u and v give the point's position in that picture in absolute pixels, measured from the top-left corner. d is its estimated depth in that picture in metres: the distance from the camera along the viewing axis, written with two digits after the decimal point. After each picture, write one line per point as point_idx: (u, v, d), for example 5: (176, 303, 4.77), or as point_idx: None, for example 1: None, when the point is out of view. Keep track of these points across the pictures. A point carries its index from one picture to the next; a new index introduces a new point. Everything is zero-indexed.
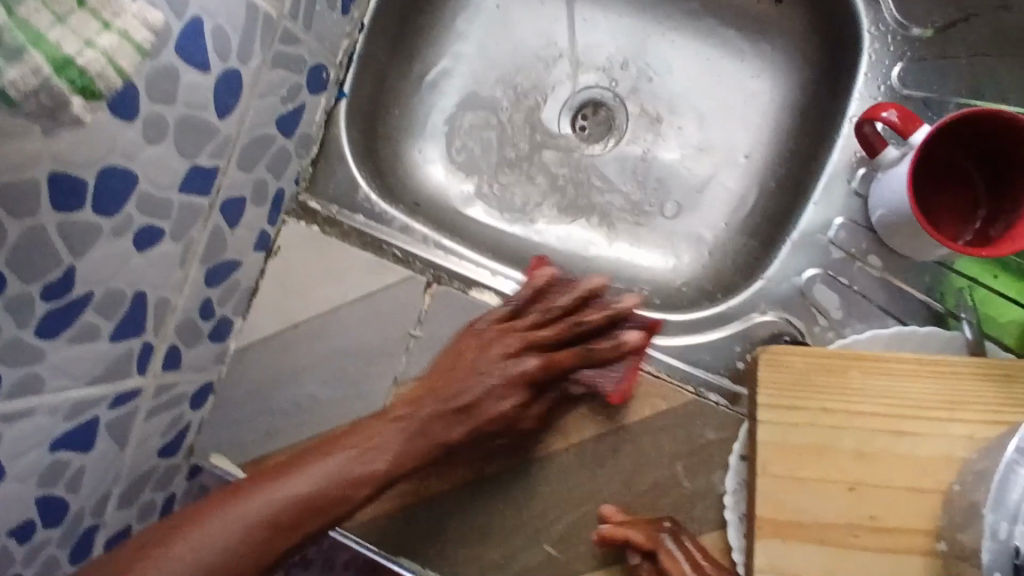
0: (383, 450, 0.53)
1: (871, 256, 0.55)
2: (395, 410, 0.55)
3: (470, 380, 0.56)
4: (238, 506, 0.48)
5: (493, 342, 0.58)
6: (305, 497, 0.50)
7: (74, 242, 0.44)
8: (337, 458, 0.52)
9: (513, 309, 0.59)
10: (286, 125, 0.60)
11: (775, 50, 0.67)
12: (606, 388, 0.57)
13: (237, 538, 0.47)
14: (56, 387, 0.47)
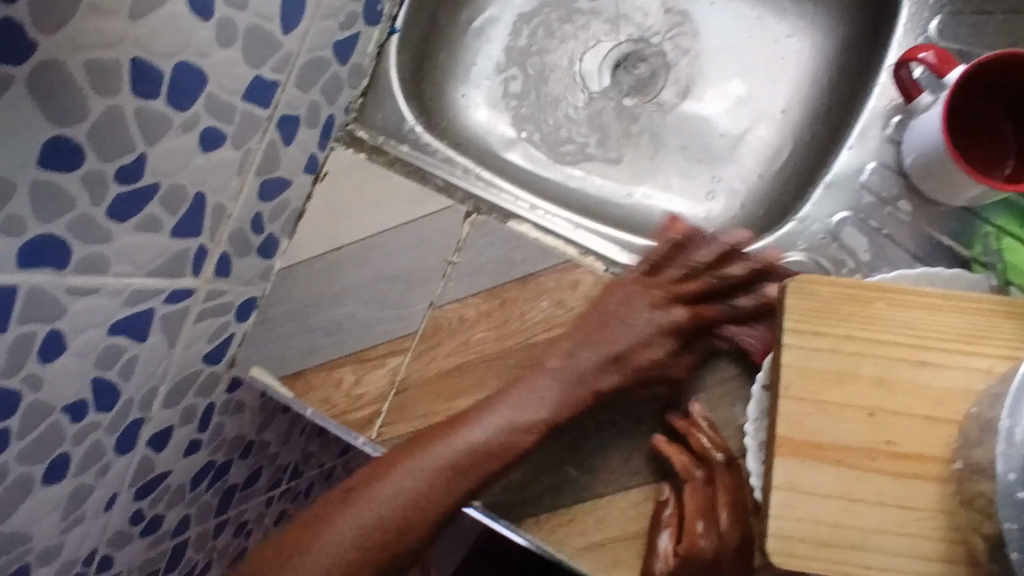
0: (512, 424, 0.55)
1: (902, 201, 0.57)
2: (544, 370, 0.57)
3: (597, 346, 0.57)
4: (410, 469, 0.54)
5: (639, 295, 0.59)
6: (452, 463, 0.54)
7: (147, 130, 0.47)
8: (481, 423, 0.55)
9: (651, 265, 0.60)
10: (342, 52, 0.63)
11: (816, 9, 0.69)
12: (751, 347, 0.57)
13: (411, 498, 0.53)
14: (120, 271, 0.50)
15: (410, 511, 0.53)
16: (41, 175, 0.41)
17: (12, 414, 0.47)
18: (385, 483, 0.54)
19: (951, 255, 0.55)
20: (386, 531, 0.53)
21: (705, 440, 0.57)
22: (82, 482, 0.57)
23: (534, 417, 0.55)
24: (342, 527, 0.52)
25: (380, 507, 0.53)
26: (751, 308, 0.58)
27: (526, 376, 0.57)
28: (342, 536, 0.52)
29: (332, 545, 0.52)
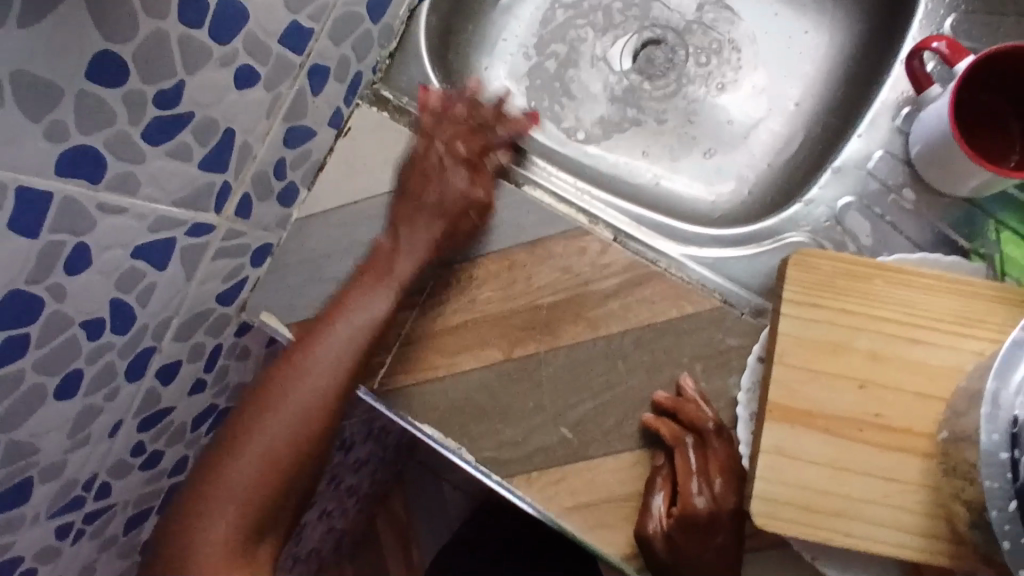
0: (349, 343, 0.63)
1: (906, 190, 0.59)
2: (343, 313, 0.64)
3: (438, 188, 0.65)
4: (275, 403, 0.61)
5: (449, 164, 0.66)
6: (291, 387, 0.62)
7: (188, 58, 0.49)
8: (309, 364, 0.62)
9: (427, 138, 0.67)
10: (375, 10, 0.65)
11: (835, 6, 0.71)
12: (512, 135, 0.70)
13: (287, 431, 0.61)
14: (148, 195, 0.52)
15: (296, 449, 0.61)
16: (87, 87, 0.44)
17: (34, 321, 0.49)
18: (264, 423, 0.61)
19: (950, 245, 0.57)
20: (287, 463, 0.61)
21: (698, 407, 0.57)
22: (90, 403, 0.58)
23: (337, 346, 0.62)
24: (250, 461, 0.60)
25: (274, 444, 0.60)
26: (496, 122, 0.70)
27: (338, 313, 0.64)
28: (246, 470, 0.60)
29: (239, 476, 0.60)
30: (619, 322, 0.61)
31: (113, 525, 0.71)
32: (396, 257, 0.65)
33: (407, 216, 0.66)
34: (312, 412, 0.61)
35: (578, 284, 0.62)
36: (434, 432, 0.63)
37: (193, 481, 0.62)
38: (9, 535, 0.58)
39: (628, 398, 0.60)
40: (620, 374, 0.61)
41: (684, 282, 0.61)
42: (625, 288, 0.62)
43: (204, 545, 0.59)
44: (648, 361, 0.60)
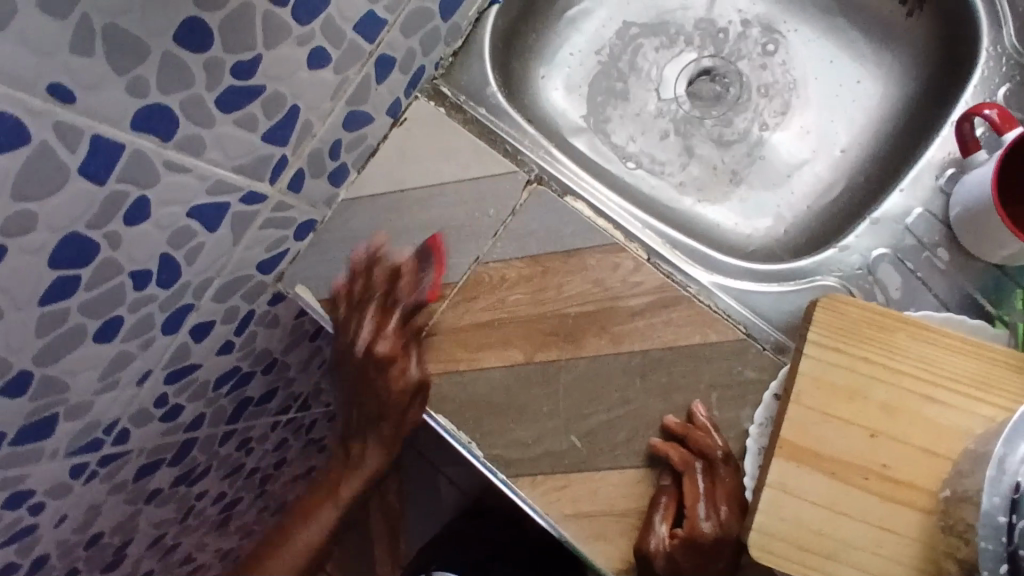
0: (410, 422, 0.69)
1: (940, 249, 0.60)
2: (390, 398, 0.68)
3: (405, 370, 0.66)
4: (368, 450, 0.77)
5: (364, 331, 0.69)
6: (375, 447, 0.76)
7: (269, 33, 0.51)
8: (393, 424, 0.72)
9: (348, 284, 0.70)
10: (447, 9, 0.67)
11: (893, 59, 0.72)
12: (424, 292, 0.68)
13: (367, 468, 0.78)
14: (211, 158, 0.54)
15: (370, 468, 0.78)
16: (173, 50, 0.46)
17: (88, 263, 0.51)
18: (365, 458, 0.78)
19: (976, 308, 0.58)
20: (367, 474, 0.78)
21: (708, 435, 0.59)
22: (125, 350, 0.60)
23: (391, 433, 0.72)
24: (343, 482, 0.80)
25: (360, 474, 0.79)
26: (408, 292, 0.68)
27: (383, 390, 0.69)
28: (358, 481, 0.79)
29: (337, 496, 0.80)
30: (642, 340, 0.63)
31: (125, 470, 0.73)
32: (392, 376, 0.67)
33: (394, 341, 0.67)
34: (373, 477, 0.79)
35: (607, 297, 0.64)
36: (447, 424, 0.65)
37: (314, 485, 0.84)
38: (29, 465, 0.60)
39: (642, 417, 0.62)
40: (637, 391, 0.62)
41: (712, 311, 0.62)
42: (651, 309, 0.63)
43: (314, 522, 0.81)
44: (665, 383, 0.62)
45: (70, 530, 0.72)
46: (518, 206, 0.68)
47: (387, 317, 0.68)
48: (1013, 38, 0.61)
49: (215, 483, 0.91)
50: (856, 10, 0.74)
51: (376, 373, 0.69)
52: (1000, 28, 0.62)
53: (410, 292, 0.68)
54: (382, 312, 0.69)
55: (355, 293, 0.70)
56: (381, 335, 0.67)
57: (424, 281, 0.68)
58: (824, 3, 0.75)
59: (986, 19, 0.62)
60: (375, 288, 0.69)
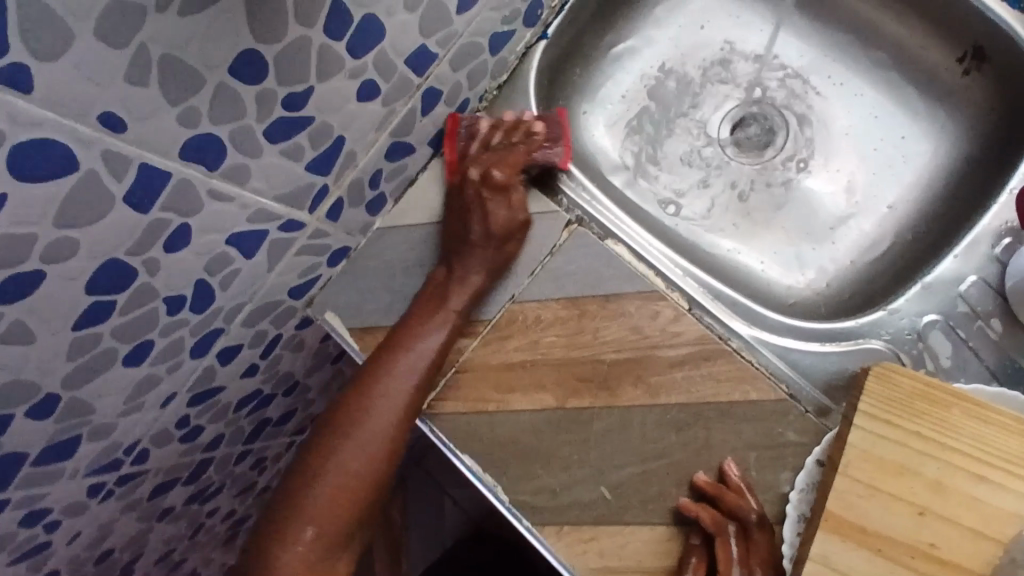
0: (414, 371, 0.63)
1: (994, 319, 0.57)
2: (408, 348, 0.64)
3: (484, 216, 0.65)
4: (341, 437, 0.62)
5: (476, 210, 0.66)
6: (402, 370, 0.63)
7: (322, 67, 0.50)
8: (379, 404, 0.62)
9: (490, 126, 0.69)
10: (496, 43, 0.66)
11: (947, 118, 0.70)
12: (556, 160, 0.69)
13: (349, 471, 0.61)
14: (255, 187, 0.54)
15: (354, 485, 0.61)
16: (227, 81, 0.45)
17: (124, 289, 0.50)
18: (337, 458, 0.61)
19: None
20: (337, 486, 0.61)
21: (741, 496, 0.57)
22: (152, 373, 0.59)
23: (405, 385, 0.63)
24: (319, 493, 0.61)
25: (332, 490, 0.61)
26: (535, 146, 0.69)
27: (400, 350, 0.64)
28: (358, 452, 0.62)
29: (355, 458, 0.61)
30: (679, 393, 0.61)
31: (141, 490, 0.72)
32: (451, 287, 0.65)
33: (490, 203, 0.66)
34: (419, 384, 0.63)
35: (644, 345, 0.63)
36: (472, 464, 0.63)
37: (277, 506, 0.62)
38: (48, 486, 0.59)
39: (675, 473, 0.60)
40: (671, 444, 0.61)
41: (752, 366, 0.60)
42: (690, 361, 0.61)
43: (314, 517, 0.60)
44: (700, 439, 0.60)
45: (81, 547, 0.71)
46: (556, 246, 0.66)
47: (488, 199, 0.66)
48: None
49: (226, 500, 0.89)
50: (911, 64, 0.71)
51: (431, 293, 0.66)
52: None
53: (534, 148, 0.69)
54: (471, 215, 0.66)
55: (494, 149, 0.68)
56: (501, 163, 0.67)
57: (553, 151, 0.69)
58: (879, 55, 0.73)
59: None
60: (516, 142, 0.68)
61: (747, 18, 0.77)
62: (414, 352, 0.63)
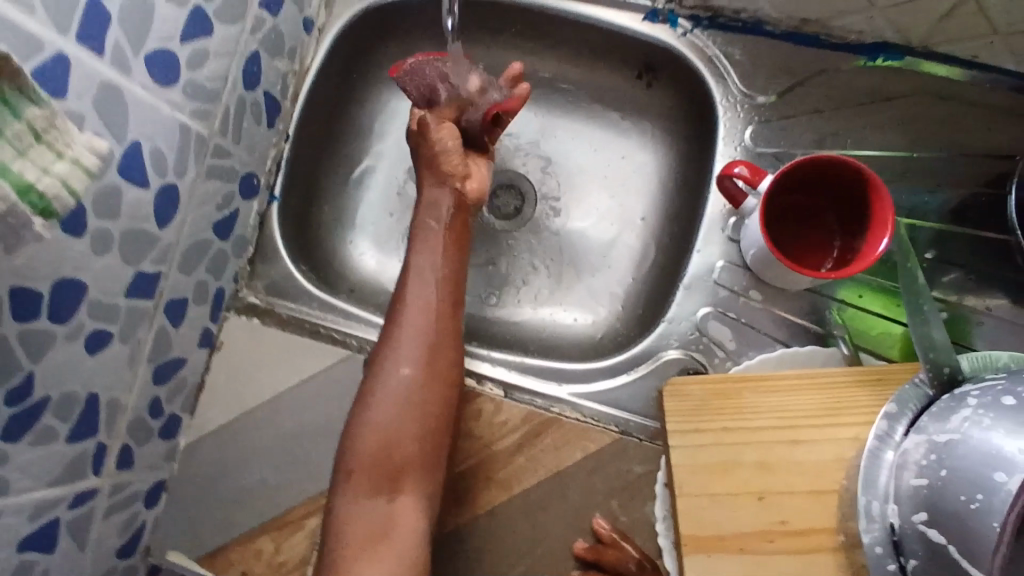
0: (415, 327, 0.60)
1: (752, 291, 0.63)
2: (407, 293, 0.62)
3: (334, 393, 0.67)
4: (371, 389, 0.58)
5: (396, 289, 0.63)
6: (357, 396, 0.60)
7: (32, 350, 0.49)
8: (407, 345, 0.59)
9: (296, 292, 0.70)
10: (223, 229, 0.65)
11: (652, 125, 0.76)
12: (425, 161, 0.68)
13: (411, 405, 0.58)
14: (20, 488, 0.51)
15: (406, 422, 0.57)
16: None
17: None
18: (356, 424, 0.57)
19: (806, 333, 0.62)
20: (402, 415, 0.57)
21: (618, 548, 0.58)
22: None
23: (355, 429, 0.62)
24: (360, 453, 0.56)
25: (384, 435, 0.56)
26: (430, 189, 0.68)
27: (395, 319, 0.61)
28: (360, 480, 0.55)
29: (363, 491, 0.55)
30: (530, 476, 0.62)
31: None
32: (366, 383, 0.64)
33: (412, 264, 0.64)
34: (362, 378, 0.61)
35: (482, 447, 0.63)
36: None
37: None
38: None
39: (556, 551, 0.61)
40: (542, 526, 0.61)
41: (580, 421, 0.63)
42: (527, 441, 0.62)
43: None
44: (565, 510, 0.61)
45: None
46: None
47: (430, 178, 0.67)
48: (740, 86, 0.67)
49: None
50: (606, 92, 0.77)
51: (317, 432, 0.66)
52: (725, 79, 0.67)
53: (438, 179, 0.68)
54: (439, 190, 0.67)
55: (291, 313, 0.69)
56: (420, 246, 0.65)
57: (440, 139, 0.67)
58: (576, 94, 0.78)
59: (711, 76, 0.68)
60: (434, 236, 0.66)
61: None
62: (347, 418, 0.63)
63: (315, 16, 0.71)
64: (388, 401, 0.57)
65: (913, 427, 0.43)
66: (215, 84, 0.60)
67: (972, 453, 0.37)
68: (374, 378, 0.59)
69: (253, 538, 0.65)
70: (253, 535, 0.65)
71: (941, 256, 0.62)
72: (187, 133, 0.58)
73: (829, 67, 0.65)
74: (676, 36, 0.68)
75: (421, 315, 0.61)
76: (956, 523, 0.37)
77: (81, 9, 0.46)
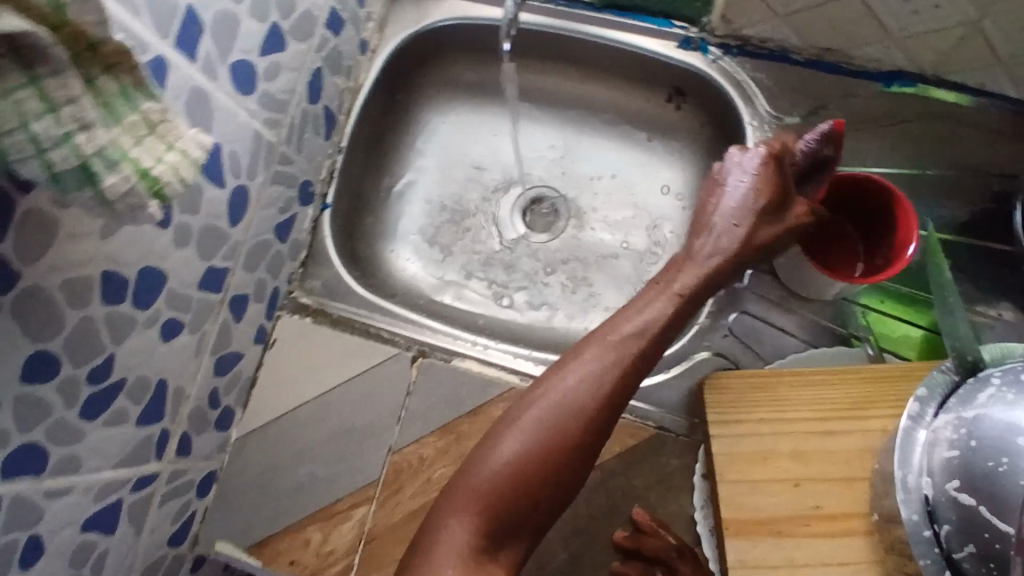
0: (593, 385, 0.49)
1: (780, 296, 0.68)
2: (624, 343, 0.51)
3: (382, 389, 0.69)
4: (518, 424, 0.49)
5: (655, 295, 0.55)
6: (523, 415, 0.49)
7: (115, 332, 0.52)
8: (574, 402, 0.49)
9: (346, 293, 0.74)
10: (282, 231, 0.69)
11: (681, 146, 0.82)
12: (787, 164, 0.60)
13: (559, 478, 0.48)
14: (92, 467, 0.53)
15: (540, 490, 0.48)
16: (24, 390, 0.45)
17: None
18: (501, 463, 0.48)
19: (831, 335, 0.66)
20: (539, 476, 0.47)
21: (656, 536, 0.61)
22: None
23: (505, 452, 0.48)
24: (477, 491, 0.47)
25: (523, 492, 0.47)
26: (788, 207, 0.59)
27: (567, 366, 0.51)
28: (478, 525, 0.47)
29: (472, 538, 0.46)
30: None
31: None
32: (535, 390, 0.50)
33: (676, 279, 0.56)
34: (544, 409, 0.49)
35: None
36: None
37: None
38: None
39: (595, 541, 0.63)
40: (582, 518, 0.64)
41: (619, 417, 0.66)
42: None
43: None
44: (606, 502, 0.64)
45: None
46: (410, 386, 0.69)
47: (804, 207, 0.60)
48: (767, 108, 0.72)
49: None
50: (637, 115, 0.83)
51: (363, 428, 0.68)
52: (753, 102, 0.72)
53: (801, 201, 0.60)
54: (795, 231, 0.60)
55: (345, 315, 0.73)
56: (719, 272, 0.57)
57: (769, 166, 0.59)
58: (609, 116, 0.84)
59: (740, 98, 0.73)
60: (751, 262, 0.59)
61: (495, 124, 0.86)
62: (516, 428, 0.48)
63: (369, 39, 0.77)
64: (559, 460, 0.48)
65: (943, 408, 0.46)
66: (284, 96, 0.64)
67: (996, 423, 0.41)
68: (566, 427, 0.48)
69: (297, 528, 0.66)
70: (299, 524, 0.66)
71: (956, 266, 0.67)
72: (258, 139, 0.62)
73: (850, 92, 0.71)
74: (708, 62, 0.74)
75: (602, 376, 0.50)
76: (988, 486, 0.40)
77: (179, 18, 0.50)
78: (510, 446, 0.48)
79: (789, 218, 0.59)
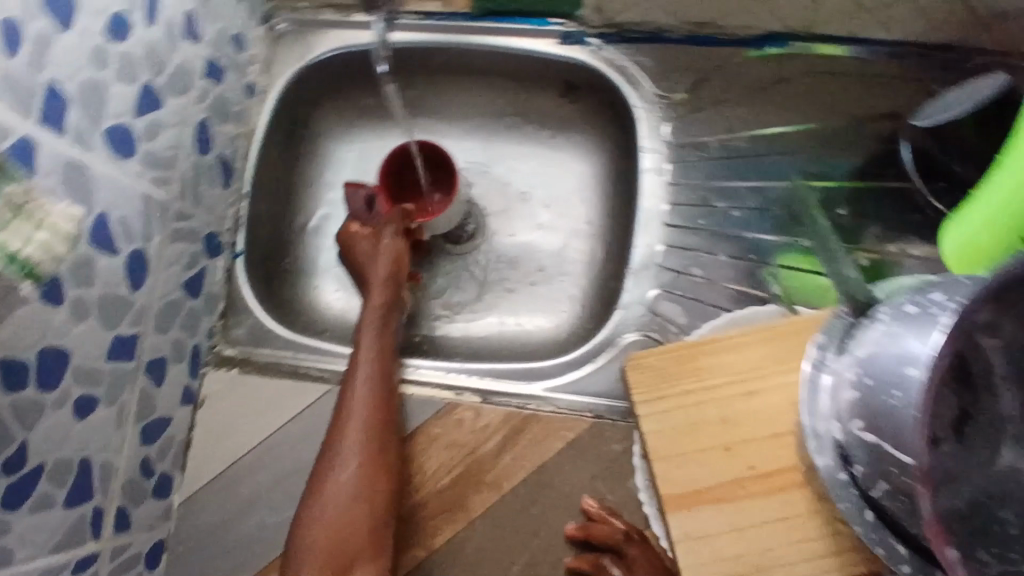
0: (356, 421, 0.64)
1: (693, 268, 0.69)
2: (357, 380, 0.66)
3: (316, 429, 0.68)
4: (324, 469, 0.63)
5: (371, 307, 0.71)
6: (326, 466, 0.63)
7: (24, 419, 0.51)
8: (353, 447, 0.63)
9: (272, 338, 0.73)
10: (192, 287, 0.69)
11: (581, 137, 0.83)
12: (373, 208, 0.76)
13: (359, 501, 0.61)
14: (22, 559, 0.52)
15: (351, 516, 0.61)
16: None
17: None
18: (314, 511, 0.61)
19: (748, 297, 0.67)
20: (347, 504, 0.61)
21: (608, 523, 0.61)
22: None
23: (318, 498, 0.61)
24: (309, 551, 0.60)
25: (336, 526, 0.60)
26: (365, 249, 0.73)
27: (343, 425, 0.64)
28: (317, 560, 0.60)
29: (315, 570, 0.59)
30: (517, 475, 0.65)
31: None
32: (329, 444, 0.64)
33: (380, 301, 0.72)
34: (335, 457, 0.63)
35: (468, 454, 0.66)
36: None
37: None
38: None
39: (551, 539, 0.63)
40: (534, 519, 0.64)
41: (556, 413, 0.67)
42: (509, 442, 0.66)
43: None
44: (556, 498, 0.64)
45: None
46: None
47: (390, 227, 0.73)
48: (652, 89, 0.74)
49: None
50: (535, 114, 0.84)
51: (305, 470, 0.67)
52: (638, 85, 0.74)
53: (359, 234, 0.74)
54: (397, 236, 0.73)
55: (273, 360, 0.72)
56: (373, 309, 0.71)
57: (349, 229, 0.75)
58: (508, 120, 0.84)
59: (625, 83, 0.74)
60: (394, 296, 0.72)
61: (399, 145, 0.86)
62: (321, 481, 0.62)
63: (256, 81, 0.77)
64: (355, 485, 0.61)
65: (843, 350, 0.47)
66: (169, 153, 0.64)
67: (891, 358, 0.42)
68: (348, 462, 0.62)
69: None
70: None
71: (855, 211, 0.69)
72: (148, 199, 0.61)
73: (725, 61, 0.72)
74: (590, 53, 0.75)
75: (365, 415, 0.64)
76: (891, 423, 0.41)
77: (41, 94, 0.50)
78: (318, 494, 0.62)
79: (382, 244, 0.73)
